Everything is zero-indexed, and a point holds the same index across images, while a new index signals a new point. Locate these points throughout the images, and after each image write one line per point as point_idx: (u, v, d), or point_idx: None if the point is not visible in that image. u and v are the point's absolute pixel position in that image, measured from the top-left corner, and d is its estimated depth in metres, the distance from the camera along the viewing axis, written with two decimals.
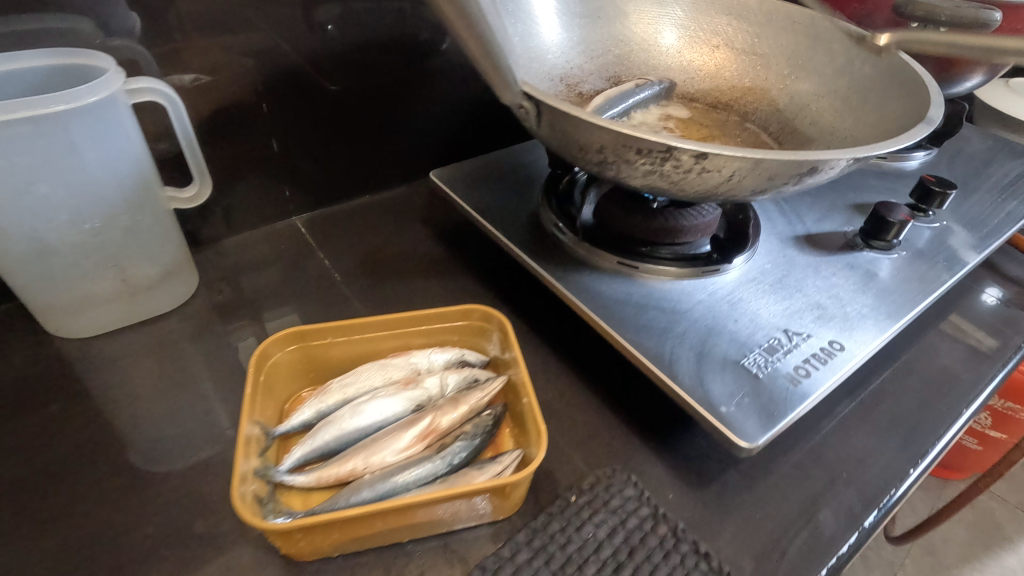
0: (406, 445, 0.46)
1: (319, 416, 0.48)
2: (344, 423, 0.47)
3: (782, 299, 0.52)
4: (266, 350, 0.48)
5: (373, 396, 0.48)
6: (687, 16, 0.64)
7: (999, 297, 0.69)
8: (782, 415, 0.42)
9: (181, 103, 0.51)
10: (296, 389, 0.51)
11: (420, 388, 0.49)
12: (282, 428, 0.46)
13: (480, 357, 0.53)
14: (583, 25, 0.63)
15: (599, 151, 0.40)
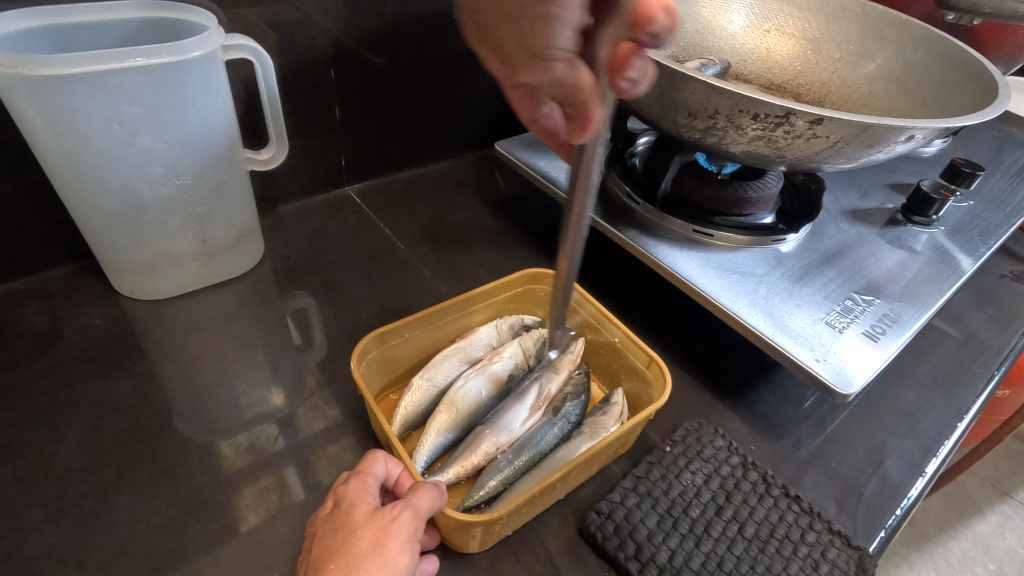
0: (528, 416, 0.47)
1: (420, 409, 0.47)
2: (452, 403, 0.47)
3: (845, 266, 0.56)
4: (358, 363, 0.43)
5: (464, 378, 0.48)
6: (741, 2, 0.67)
7: (1010, 273, 0.75)
8: (871, 365, 0.45)
9: (270, 62, 0.51)
10: (382, 391, 0.49)
11: (504, 358, 0.50)
12: (397, 427, 0.45)
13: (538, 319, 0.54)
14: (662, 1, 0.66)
15: (710, 117, 0.43)
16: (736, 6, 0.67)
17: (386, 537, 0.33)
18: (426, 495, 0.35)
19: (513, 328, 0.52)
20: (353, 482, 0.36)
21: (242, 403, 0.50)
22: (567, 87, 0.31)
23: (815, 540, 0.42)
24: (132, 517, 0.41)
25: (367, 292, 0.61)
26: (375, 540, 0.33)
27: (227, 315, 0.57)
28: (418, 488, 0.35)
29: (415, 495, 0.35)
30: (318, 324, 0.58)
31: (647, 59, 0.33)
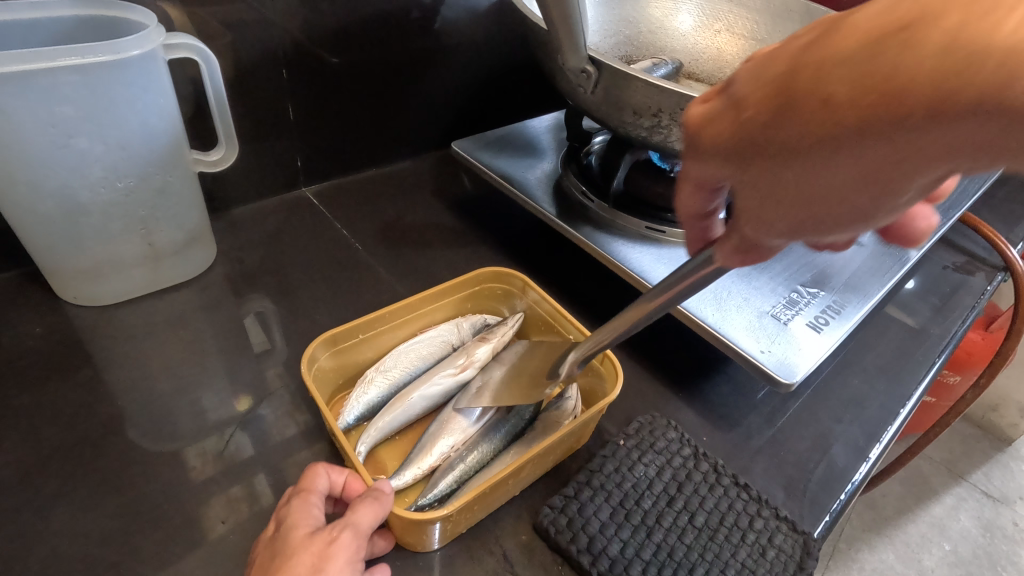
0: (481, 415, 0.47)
1: (371, 407, 0.47)
2: (411, 396, 0.47)
3: (794, 260, 0.57)
4: (309, 357, 0.43)
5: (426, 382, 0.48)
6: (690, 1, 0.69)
7: (952, 264, 0.79)
8: (814, 355, 0.46)
9: (216, 62, 0.50)
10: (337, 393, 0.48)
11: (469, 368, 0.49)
12: (345, 424, 0.45)
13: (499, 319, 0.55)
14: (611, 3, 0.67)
15: (654, 116, 0.43)
16: (684, 6, 0.69)
17: (324, 559, 0.32)
18: (367, 512, 0.35)
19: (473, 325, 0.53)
20: (294, 503, 0.36)
21: (191, 409, 0.49)
22: (706, 211, 0.26)
23: (762, 526, 0.43)
24: (73, 529, 0.40)
25: (325, 294, 0.61)
26: (312, 563, 0.32)
27: (177, 319, 0.56)
28: (359, 504, 0.35)
29: (355, 512, 0.34)
30: (273, 328, 0.57)
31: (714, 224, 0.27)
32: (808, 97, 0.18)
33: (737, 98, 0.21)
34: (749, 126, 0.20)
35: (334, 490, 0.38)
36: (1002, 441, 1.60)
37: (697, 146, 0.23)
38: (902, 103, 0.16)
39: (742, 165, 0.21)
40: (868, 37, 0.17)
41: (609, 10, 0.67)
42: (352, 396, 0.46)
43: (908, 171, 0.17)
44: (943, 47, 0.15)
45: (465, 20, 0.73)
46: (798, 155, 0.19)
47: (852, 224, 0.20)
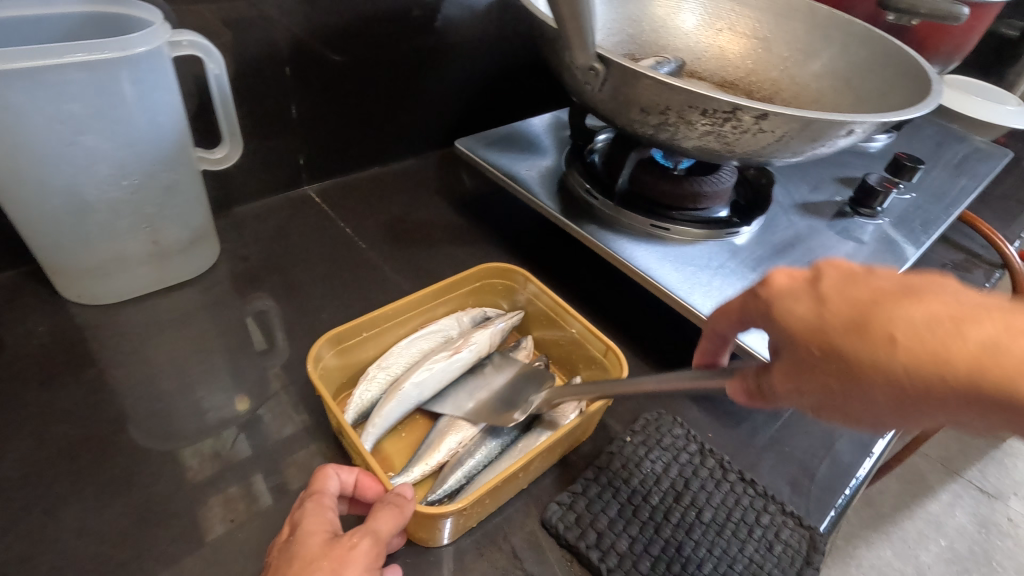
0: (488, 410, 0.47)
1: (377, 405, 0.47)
2: (409, 383, 0.46)
3: (797, 257, 0.58)
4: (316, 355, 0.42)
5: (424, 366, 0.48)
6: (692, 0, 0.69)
7: (950, 262, 0.79)
8: None
9: (221, 59, 0.50)
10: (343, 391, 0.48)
11: (467, 351, 0.50)
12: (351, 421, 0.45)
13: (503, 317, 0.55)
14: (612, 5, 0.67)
15: (661, 113, 0.44)
16: (686, 5, 0.69)
17: (344, 565, 0.32)
18: (385, 518, 0.35)
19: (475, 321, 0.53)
20: (309, 508, 0.36)
21: (197, 408, 0.49)
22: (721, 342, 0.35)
23: (769, 521, 0.44)
24: (81, 529, 0.40)
25: (329, 294, 0.60)
26: (332, 570, 0.32)
27: (181, 319, 0.56)
28: (377, 510, 0.35)
29: (375, 519, 0.34)
30: (278, 327, 0.57)
31: (720, 346, 0.36)
32: (816, 357, 0.26)
33: (818, 291, 0.27)
34: (809, 311, 0.27)
35: (344, 490, 0.38)
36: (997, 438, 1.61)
37: (773, 301, 0.29)
38: (941, 374, 0.22)
39: (796, 373, 0.27)
40: (885, 303, 0.25)
41: (609, 11, 0.67)
42: (358, 394, 0.46)
43: (890, 416, 0.24)
44: (914, 348, 0.23)
45: (468, 19, 0.74)
46: (853, 381, 0.25)
47: (867, 424, 0.26)
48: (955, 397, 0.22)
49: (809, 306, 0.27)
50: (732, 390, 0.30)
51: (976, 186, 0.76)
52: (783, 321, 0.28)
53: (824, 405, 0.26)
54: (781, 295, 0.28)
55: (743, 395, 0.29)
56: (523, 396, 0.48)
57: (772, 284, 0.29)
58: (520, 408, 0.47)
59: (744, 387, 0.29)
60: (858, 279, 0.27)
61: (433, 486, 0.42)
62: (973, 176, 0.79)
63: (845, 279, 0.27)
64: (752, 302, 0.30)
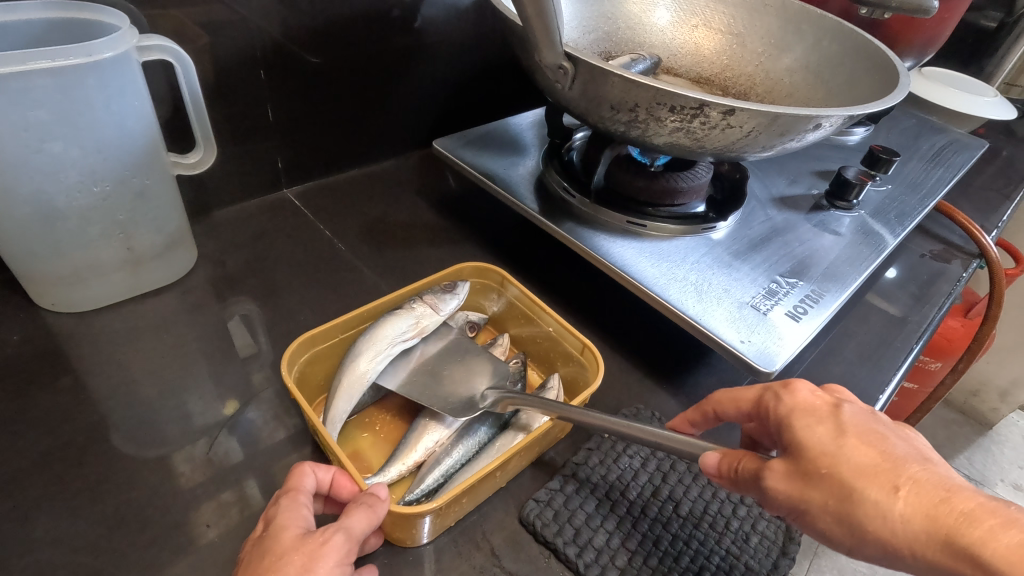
0: None
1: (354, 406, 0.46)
2: (364, 368, 0.46)
3: (773, 251, 0.58)
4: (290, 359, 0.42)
5: (379, 349, 0.47)
6: None
7: (929, 252, 0.80)
8: (792, 343, 0.47)
9: (191, 63, 0.50)
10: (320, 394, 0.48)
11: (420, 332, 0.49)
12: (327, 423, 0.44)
13: (482, 315, 0.55)
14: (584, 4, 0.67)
15: (631, 111, 0.44)
16: (661, 2, 0.69)
17: (315, 561, 0.32)
18: (359, 516, 0.35)
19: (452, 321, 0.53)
20: (284, 504, 0.36)
21: (176, 415, 0.48)
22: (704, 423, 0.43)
23: (746, 513, 0.44)
24: (56, 538, 0.40)
25: (310, 297, 0.60)
26: (302, 565, 0.32)
27: (159, 325, 0.55)
28: (351, 509, 0.35)
29: (348, 516, 0.35)
30: (257, 331, 0.56)
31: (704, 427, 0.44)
32: (832, 475, 0.30)
33: (841, 422, 0.32)
34: (828, 442, 0.31)
35: (320, 489, 0.38)
36: (982, 426, 1.63)
37: (794, 414, 0.33)
38: (913, 521, 0.27)
39: (798, 480, 0.31)
40: (897, 463, 0.29)
41: (582, 11, 0.67)
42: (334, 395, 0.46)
43: (865, 531, 0.29)
44: (928, 514, 0.27)
45: (445, 19, 0.73)
46: (841, 505, 0.29)
47: (830, 524, 0.30)
48: (933, 554, 0.27)
49: (830, 435, 0.31)
50: (708, 463, 0.36)
51: (952, 177, 0.77)
52: (800, 444, 0.32)
53: (804, 508, 0.31)
54: (803, 412, 0.33)
55: (714, 472, 0.35)
56: (471, 380, 0.48)
57: (799, 399, 0.34)
58: (473, 397, 0.46)
59: (717, 468, 0.35)
60: (879, 434, 0.31)
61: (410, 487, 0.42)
62: (949, 167, 0.79)
63: (864, 422, 0.32)
64: (775, 402, 0.35)
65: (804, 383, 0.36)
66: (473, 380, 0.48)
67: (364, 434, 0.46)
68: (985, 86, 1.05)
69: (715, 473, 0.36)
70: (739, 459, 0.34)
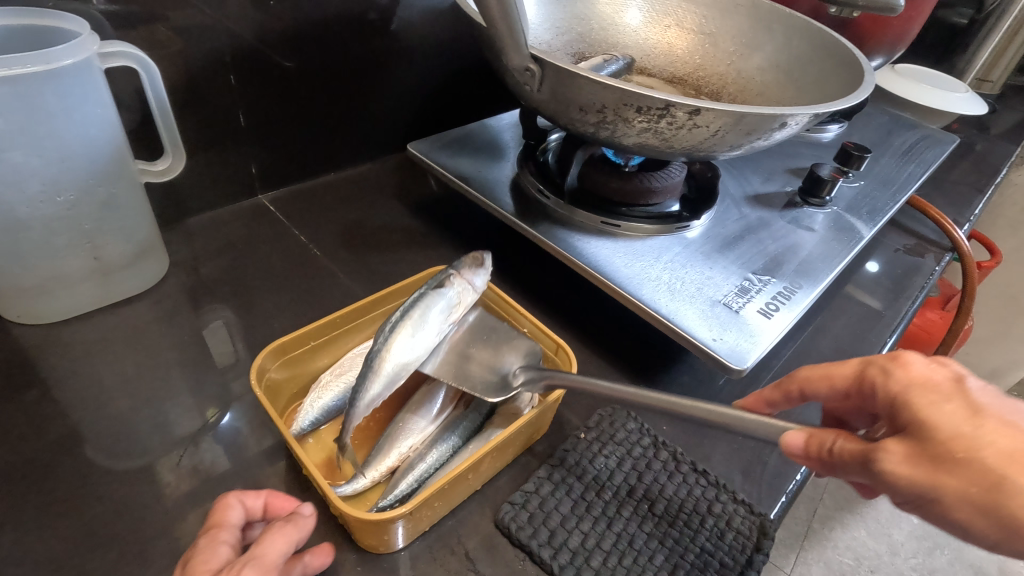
0: (438, 411, 0.47)
1: (326, 413, 0.46)
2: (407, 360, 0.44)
3: (746, 249, 0.58)
4: (260, 368, 0.41)
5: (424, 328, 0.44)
6: None
7: (902, 247, 0.81)
8: (763, 342, 0.48)
9: (156, 69, 0.50)
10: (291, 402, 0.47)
11: (458, 309, 0.47)
12: (298, 431, 0.44)
13: None
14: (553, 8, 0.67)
15: (599, 112, 0.44)
16: (634, 2, 0.70)
17: None
18: (276, 541, 0.34)
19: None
20: (203, 540, 0.35)
21: (146, 426, 0.48)
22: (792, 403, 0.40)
23: (721, 510, 0.44)
24: (22, 555, 0.39)
25: (284, 303, 0.60)
26: None
27: (130, 334, 0.54)
28: (267, 535, 0.34)
29: (263, 543, 0.34)
30: (231, 339, 0.56)
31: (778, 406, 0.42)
32: (969, 456, 0.27)
33: (972, 397, 0.29)
34: (962, 422, 0.28)
35: (251, 518, 0.38)
36: None
37: (910, 391, 0.31)
38: None
39: (918, 463, 0.29)
40: None
41: (551, 15, 0.67)
42: (306, 402, 0.45)
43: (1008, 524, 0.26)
44: None
45: (419, 21, 0.73)
46: (988, 494, 0.27)
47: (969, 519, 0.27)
48: None
49: (960, 414, 0.29)
50: (791, 444, 0.34)
51: (923, 172, 0.78)
52: (925, 426, 0.29)
53: (933, 496, 0.28)
54: (923, 390, 0.31)
55: (800, 452, 0.33)
56: (501, 358, 0.48)
57: (914, 374, 0.32)
58: (505, 378, 0.47)
59: (804, 449, 0.33)
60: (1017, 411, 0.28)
61: (384, 493, 0.42)
62: (921, 162, 0.80)
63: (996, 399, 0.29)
64: (885, 379, 0.33)
65: (914, 355, 0.33)
66: (504, 359, 0.48)
67: (337, 442, 0.46)
68: (956, 82, 1.07)
69: (799, 453, 0.34)
70: (833, 439, 0.32)
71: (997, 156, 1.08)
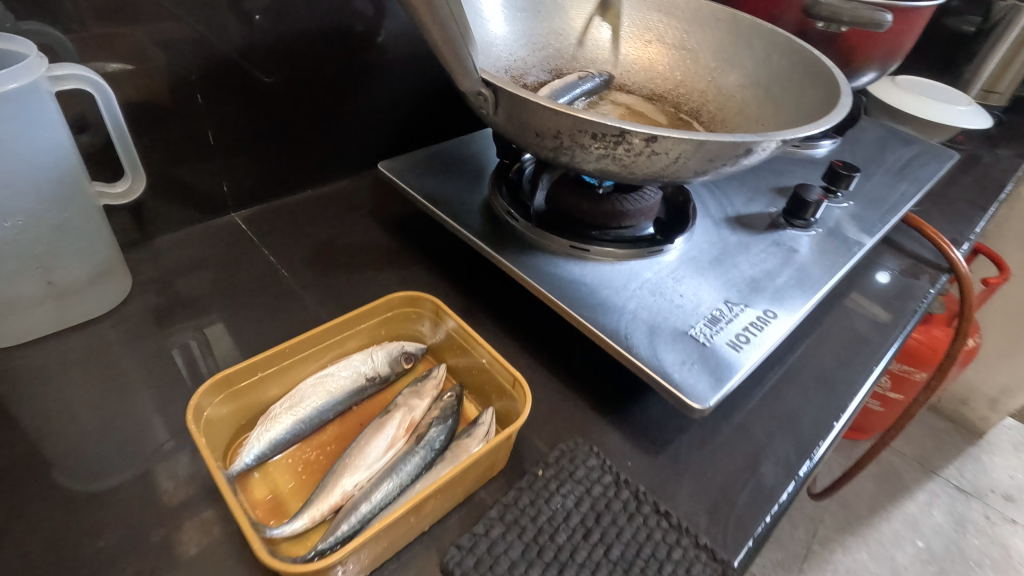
0: (389, 446, 0.45)
1: (272, 447, 0.44)
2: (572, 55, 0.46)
3: (721, 275, 0.56)
4: (199, 406, 0.40)
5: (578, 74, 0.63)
6: (612, 12, 0.67)
7: (896, 268, 0.78)
8: (729, 378, 0.45)
9: (111, 91, 0.49)
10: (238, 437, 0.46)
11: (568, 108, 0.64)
12: (238, 468, 0.42)
13: (418, 346, 0.53)
14: (521, 22, 0.64)
15: (555, 137, 0.42)
16: (609, 17, 0.68)
17: None
18: None
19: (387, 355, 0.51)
20: None
21: (87, 459, 0.46)
22: None
23: (681, 556, 0.42)
24: None
25: (247, 326, 0.58)
26: None
27: (83, 360, 0.53)
28: None
29: None
30: (186, 365, 0.54)
31: None
32: None
33: None
34: None
35: None
36: (973, 434, 1.60)
37: None
38: None
39: None
40: None
41: (520, 29, 0.64)
42: (251, 437, 0.44)
43: None
44: None
45: (396, 36, 0.72)
46: None
47: None
48: None
49: None
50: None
51: (917, 192, 0.75)
52: None
53: None
54: None
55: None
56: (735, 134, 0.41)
57: None
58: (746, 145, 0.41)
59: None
60: None
61: (324, 535, 0.40)
62: (915, 180, 0.78)
63: None
64: None
65: None
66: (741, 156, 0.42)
67: (283, 476, 0.44)
68: (960, 94, 1.03)
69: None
70: None
71: (1002, 171, 1.04)
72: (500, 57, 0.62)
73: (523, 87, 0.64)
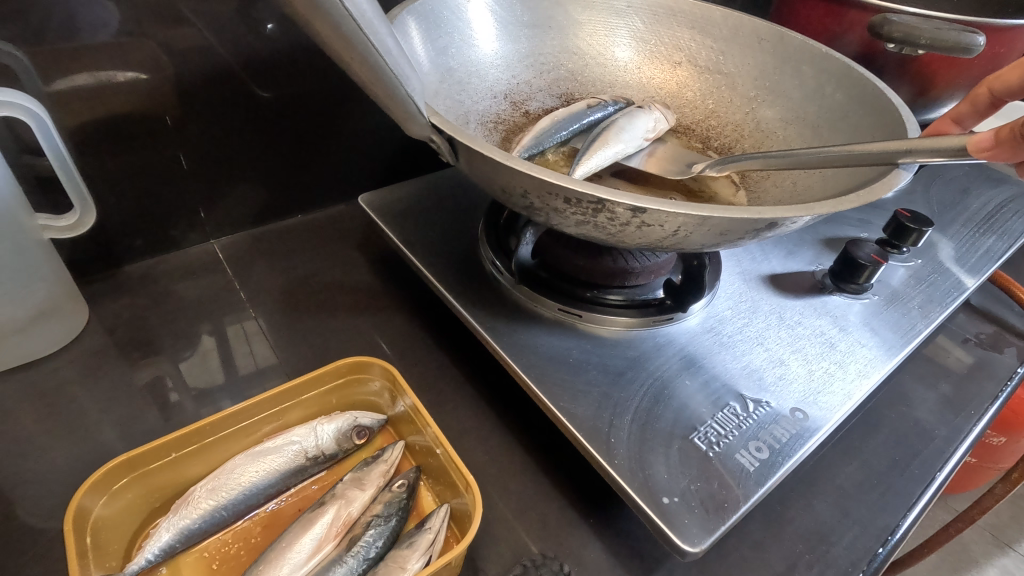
0: (315, 549, 0.38)
1: (183, 539, 0.38)
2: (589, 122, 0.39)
3: (742, 354, 0.46)
4: (83, 507, 0.35)
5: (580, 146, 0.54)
6: (628, 30, 0.58)
7: (973, 337, 0.65)
8: (733, 507, 0.36)
9: (49, 120, 0.45)
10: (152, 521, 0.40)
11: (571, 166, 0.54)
12: (134, 567, 0.36)
13: (375, 418, 0.46)
14: (524, 39, 0.56)
15: (524, 197, 0.34)
16: (624, 34, 0.58)
17: None
18: None
19: (334, 430, 0.44)
20: None
21: None
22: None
23: None
24: None
25: (197, 375, 0.52)
26: None
27: (12, 408, 0.48)
28: None
29: None
30: (117, 422, 0.48)
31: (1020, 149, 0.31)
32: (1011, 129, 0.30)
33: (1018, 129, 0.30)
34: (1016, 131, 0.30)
35: None
36: None
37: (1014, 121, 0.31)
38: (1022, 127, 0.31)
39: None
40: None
41: (524, 47, 0.56)
42: (157, 528, 0.38)
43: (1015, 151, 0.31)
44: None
45: None
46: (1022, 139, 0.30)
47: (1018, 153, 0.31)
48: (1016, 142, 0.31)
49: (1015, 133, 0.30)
50: (978, 139, 0.30)
51: (1006, 249, 0.62)
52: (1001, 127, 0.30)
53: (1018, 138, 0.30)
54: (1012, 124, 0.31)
55: (991, 143, 0.30)
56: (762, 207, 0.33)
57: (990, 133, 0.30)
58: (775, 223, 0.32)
59: (998, 135, 0.30)
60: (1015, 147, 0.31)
61: None
62: (1004, 233, 0.64)
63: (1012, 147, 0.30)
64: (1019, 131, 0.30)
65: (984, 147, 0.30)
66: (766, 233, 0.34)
67: None
68: None
69: (988, 147, 0.30)
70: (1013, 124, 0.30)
71: None
72: (496, 80, 0.54)
73: (523, 116, 0.56)
